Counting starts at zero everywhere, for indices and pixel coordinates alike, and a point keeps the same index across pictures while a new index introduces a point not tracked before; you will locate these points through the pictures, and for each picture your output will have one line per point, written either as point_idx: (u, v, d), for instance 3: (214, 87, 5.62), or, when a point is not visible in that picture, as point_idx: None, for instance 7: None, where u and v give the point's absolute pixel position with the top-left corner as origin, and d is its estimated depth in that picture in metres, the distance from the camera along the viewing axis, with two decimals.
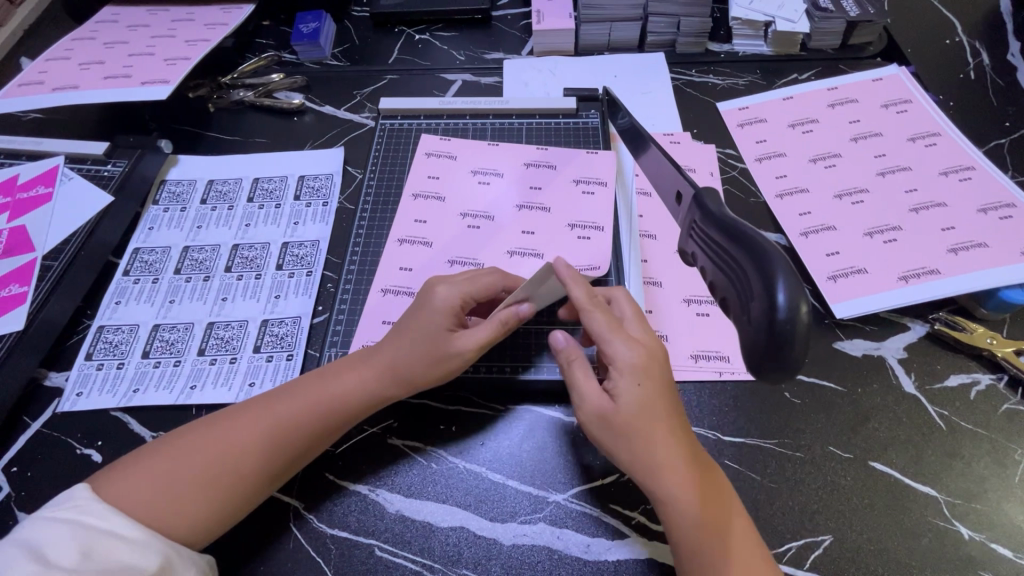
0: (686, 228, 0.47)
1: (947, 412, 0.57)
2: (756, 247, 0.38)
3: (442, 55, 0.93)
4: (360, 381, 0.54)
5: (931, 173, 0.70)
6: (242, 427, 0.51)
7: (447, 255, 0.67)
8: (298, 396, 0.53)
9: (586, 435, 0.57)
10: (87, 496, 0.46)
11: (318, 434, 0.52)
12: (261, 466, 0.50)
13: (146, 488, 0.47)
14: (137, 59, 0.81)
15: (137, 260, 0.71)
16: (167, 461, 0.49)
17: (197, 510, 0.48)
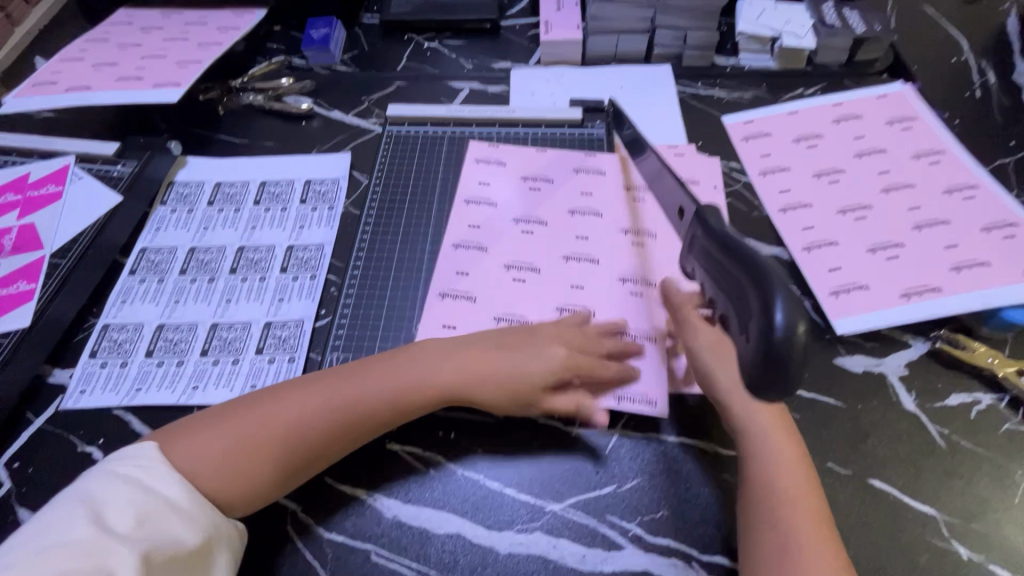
0: (688, 246, 0.47)
1: (947, 431, 0.57)
2: (752, 264, 0.38)
3: (450, 63, 0.94)
4: (432, 369, 0.58)
5: (935, 191, 0.71)
6: (313, 401, 0.55)
7: (505, 261, 0.68)
8: (369, 377, 0.57)
9: (584, 446, 0.57)
10: (148, 458, 0.49)
11: (386, 414, 0.56)
12: (326, 436, 0.53)
13: (218, 451, 0.51)
14: (150, 62, 0.83)
15: (143, 260, 0.72)
16: (226, 434, 0.52)
17: (262, 472, 0.51)
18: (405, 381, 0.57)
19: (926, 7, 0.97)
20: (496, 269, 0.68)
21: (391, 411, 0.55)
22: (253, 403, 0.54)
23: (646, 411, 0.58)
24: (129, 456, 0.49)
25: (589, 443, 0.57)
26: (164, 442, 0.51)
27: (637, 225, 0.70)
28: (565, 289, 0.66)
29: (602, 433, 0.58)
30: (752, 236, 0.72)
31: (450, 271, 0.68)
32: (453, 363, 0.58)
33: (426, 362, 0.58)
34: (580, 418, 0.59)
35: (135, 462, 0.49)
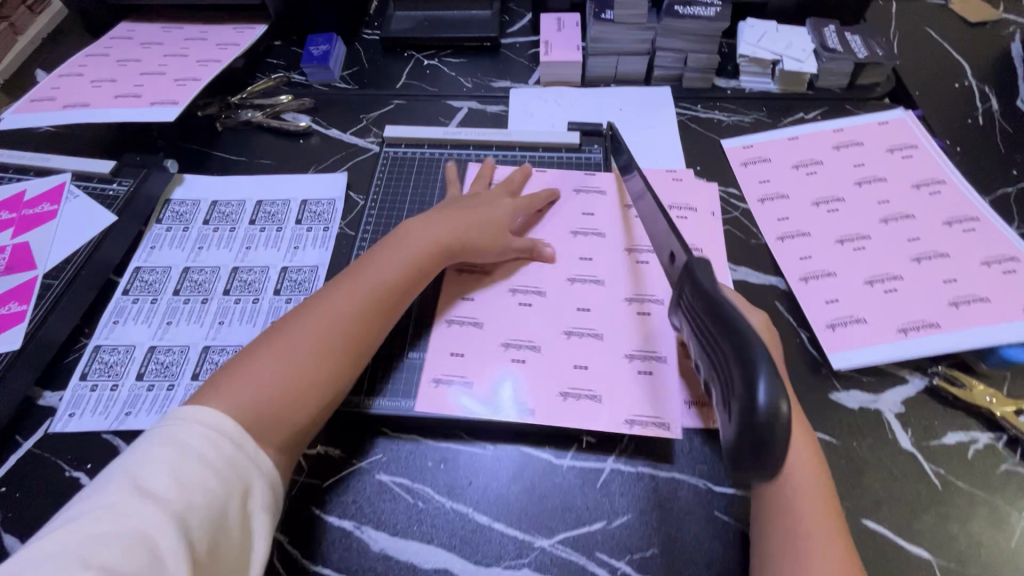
0: (676, 296, 0.46)
1: (943, 470, 0.56)
2: (734, 328, 0.36)
3: (450, 81, 0.94)
4: (424, 251, 0.64)
5: (935, 222, 0.70)
6: (324, 305, 0.58)
7: (508, 286, 0.68)
8: (367, 274, 0.61)
9: (575, 480, 0.57)
10: (192, 416, 0.48)
11: (402, 290, 0.62)
12: (354, 327, 0.58)
13: (258, 382, 0.52)
14: (148, 78, 0.83)
15: (137, 279, 0.72)
16: (272, 362, 0.53)
17: (312, 374, 0.54)
18: (407, 260, 0.63)
19: (929, 31, 0.97)
20: (501, 293, 0.67)
21: (411, 275, 0.62)
22: (281, 329, 0.56)
23: (662, 434, 0.57)
24: (173, 414, 0.48)
25: (580, 477, 0.57)
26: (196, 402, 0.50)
27: (632, 241, 0.71)
28: (571, 313, 0.65)
29: (594, 466, 0.57)
30: (750, 264, 0.71)
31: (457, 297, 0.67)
32: (440, 236, 0.65)
33: (415, 240, 0.65)
34: (572, 450, 0.58)
35: (178, 418, 0.47)
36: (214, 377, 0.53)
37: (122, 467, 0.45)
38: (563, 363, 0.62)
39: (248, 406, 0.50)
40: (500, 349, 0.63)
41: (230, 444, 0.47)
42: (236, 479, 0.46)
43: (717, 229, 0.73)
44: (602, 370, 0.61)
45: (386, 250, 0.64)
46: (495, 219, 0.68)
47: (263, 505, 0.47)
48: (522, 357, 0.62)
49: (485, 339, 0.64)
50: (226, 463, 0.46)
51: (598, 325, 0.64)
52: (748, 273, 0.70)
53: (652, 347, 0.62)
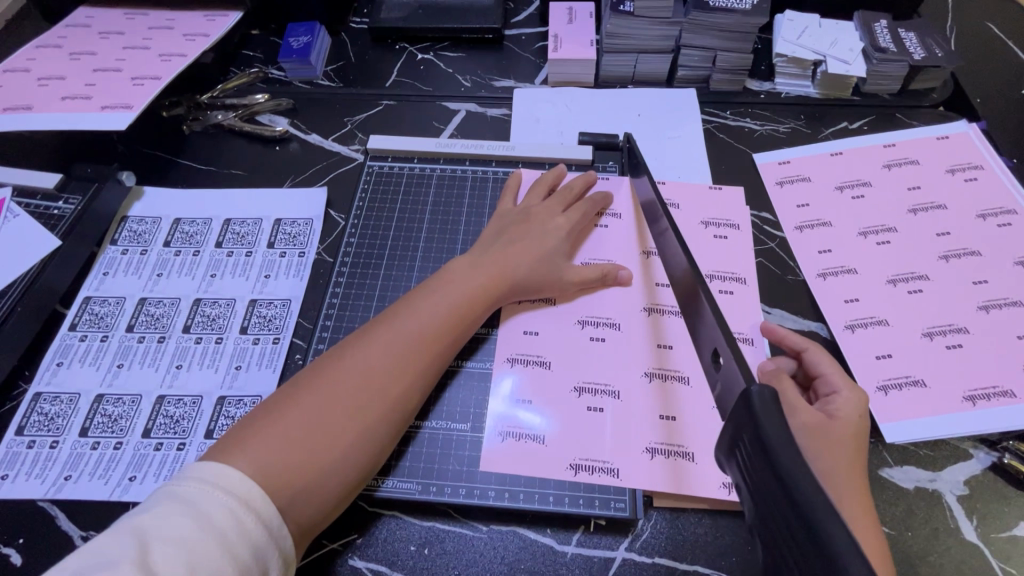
0: (725, 440, 0.36)
1: (1015, 570, 0.47)
2: (820, 534, 0.26)
3: (446, 79, 0.83)
4: (480, 287, 0.56)
5: (1005, 261, 0.60)
6: (373, 351, 0.51)
7: (575, 315, 0.59)
8: (421, 313, 0.53)
9: (580, 573, 0.48)
10: (215, 480, 0.41)
11: (454, 337, 0.54)
12: (403, 383, 0.50)
13: (290, 443, 0.45)
14: (102, 76, 0.73)
15: (86, 312, 0.63)
16: (307, 414, 0.46)
17: (349, 440, 0.47)
18: (460, 294, 0.55)
19: (990, 27, 0.85)
20: (567, 326, 0.59)
21: (465, 311, 0.55)
22: (320, 371, 0.50)
23: None
24: (195, 476, 0.41)
25: (586, 569, 0.48)
26: (221, 461, 0.43)
27: (654, 298, 0.60)
28: (650, 350, 0.57)
29: (603, 556, 0.49)
30: (786, 306, 0.61)
31: (516, 331, 0.59)
32: (495, 264, 0.58)
33: (468, 271, 0.57)
34: (577, 535, 0.50)
35: (200, 482, 0.41)
36: (241, 424, 0.47)
37: (125, 536, 0.37)
38: (646, 412, 0.54)
39: (275, 470, 0.43)
40: (574, 394, 0.55)
41: (252, 516, 0.40)
42: (254, 565, 0.39)
43: (749, 263, 0.64)
44: (624, 440, 0.52)
45: (437, 282, 0.56)
46: (555, 243, 0.60)
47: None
48: (599, 405, 0.54)
49: (553, 382, 0.56)
50: (246, 547, 0.39)
51: (681, 367, 0.56)
52: (783, 317, 0.61)
53: (677, 438, 0.52)
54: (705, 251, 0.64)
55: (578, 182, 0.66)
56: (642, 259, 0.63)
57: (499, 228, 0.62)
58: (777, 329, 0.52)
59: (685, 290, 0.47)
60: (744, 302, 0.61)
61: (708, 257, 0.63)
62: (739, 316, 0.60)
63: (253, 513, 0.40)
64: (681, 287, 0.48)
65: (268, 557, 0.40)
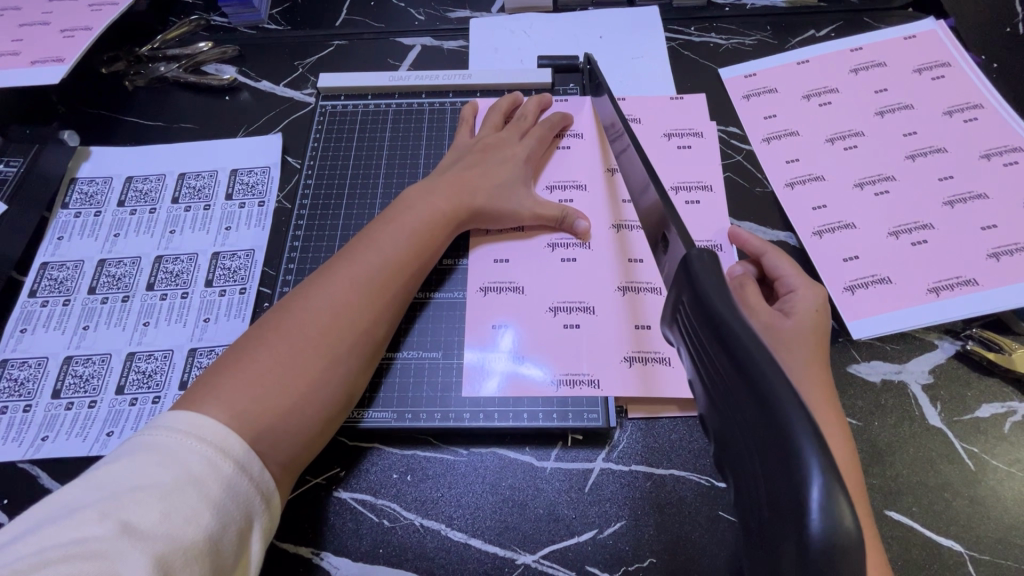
0: (669, 307, 0.38)
1: (977, 449, 0.49)
2: (758, 395, 0.27)
3: (399, 14, 0.79)
4: (440, 219, 0.55)
5: (971, 155, 0.60)
6: (333, 289, 0.50)
7: (546, 239, 0.59)
8: (380, 249, 0.53)
9: (560, 485, 0.49)
10: (183, 426, 0.41)
11: (414, 270, 0.53)
12: (367, 317, 0.50)
13: (259, 384, 0.45)
14: (29, 30, 0.68)
15: (45, 277, 0.62)
16: (273, 355, 0.46)
17: (320, 377, 0.47)
18: (419, 224, 0.54)
19: None
20: (538, 250, 0.58)
21: (426, 241, 0.54)
22: (285, 313, 0.49)
23: None
24: (165, 426, 0.41)
25: (565, 481, 0.49)
26: (189, 408, 0.43)
27: (619, 214, 0.59)
28: (622, 265, 0.57)
29: (582, 468, 0.50)
30: (755, 218, 0.61)
31: (487, 260, 0.58)
32: (456, 192, 0.56)
33: (426, 201, 0.56)
34: (556, 451, 0.51)
35: (171, 431, 0.41)
36: (208, 373, 0.46)
37: (97, 487, 0.38)
38: (622, 323, 0.54)
39: (247, 411, 0.43)
40: (549, 314, 0.55)
41: (227, 460, 0.40)
42: (234, 505, 0.40)
43: (717, 177, 0.63)
44: (601, 353, 0.53)
45: (395, 215, 0.55)
46: (516, 174, 0.59)
47: (258, 534, 0.41)
48: (576, 322, 0.54)
49: (527, 306, 0.55)
50: (220, 487, 0.39)
51: (653, 278, 0.56)
52: (752, 229, 0.60)
53: (651, 346, 0.53)
54: (673, 164, 0.63)
55: (533, 106, 0.64)
56: (607, 176, 0.62)
57: (456, 160, 0.60)
58: (744, 234, 0.52)
59: (647, 199, 0.47)
60: (711, 210, 0.60)
61: (673, 174, 0.62)
62: (707, 226, 0.59)
63: (228, 458, 0.41)
64: (645, 201, 0.48)
65: (249, 495, 0.41)
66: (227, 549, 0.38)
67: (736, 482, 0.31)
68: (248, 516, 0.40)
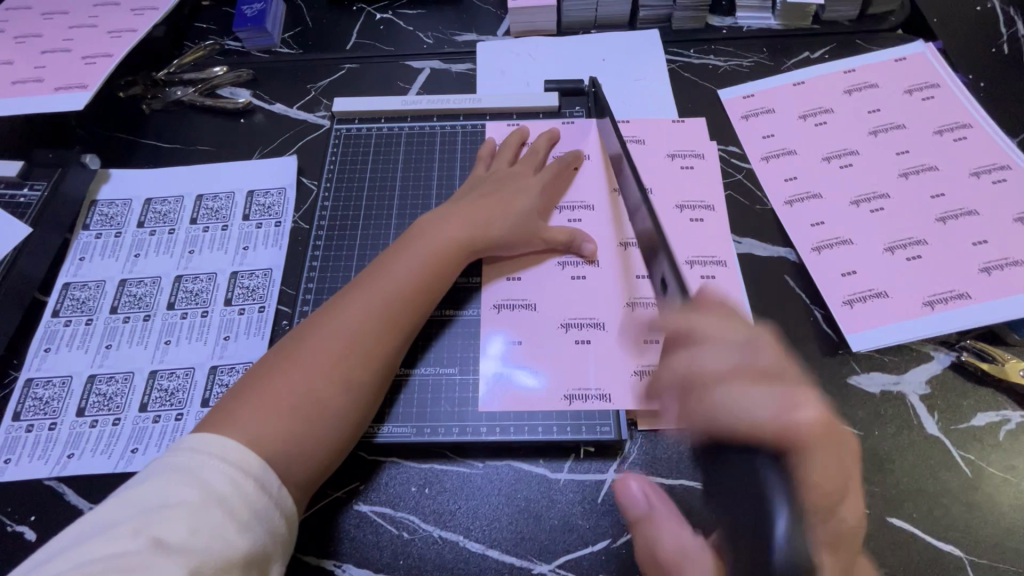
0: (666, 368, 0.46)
1: (973, 457, 0.51)
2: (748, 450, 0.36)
3: (407, 38, 0.82)
4: (451, 244, 0.57)
5: (961, 173, 0.63)
6: (348, 315, 0.52)
7: (557, 257, 0.61)
8: (393, 275, 0.55)
9: (574, 497, 0.51)
10: (207, 447, 0.43)
11: (427, 293, 0.55)
12: (382, 340, 0.52)
13: (279, 408, 0.46)
14: (52, 58, 0.71)
15: (67, 298, 0.63)
16: (292, 380, 0.48)
17: (337, 400, 0.48)
18: (431, 250, 0.56)
19: None
20: (549, 268, 0.60)
21: (437, 266, 0.56)
22: (302, 338, 0.51)
23: None
24: (189, 446, 0.43)
25: (578, 493, 0.51)
26: (213, 431, 0.45)
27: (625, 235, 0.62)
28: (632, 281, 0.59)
29: (595, 479, 0.51)
30: (756, 235, 0.63)
31: (499, 278, 0.60)
32: (466, 219, 0.59)
33: (437, 228, 0.58)
34: (569, 463, 0.52)
35: (195, 450, 0.42)
36: (229, 396, 0.48)
37: (127, 505, 0.40)
38: (633, 338, 0.56)
39: (269, 435, 0.45)
40: (561, 330, 0.57)
41: (249, 480, 0.42)
42: (257, 523, 0.41)
43: (718, 196, 0.65)
44: (612, 367, 0.55)
45: (407, 242, 0.57)
46: (525, 197, 0.61)
47: (279, 551, 0.43)
48: (586, 338, 0.56)
49: (539, 322, 0.57)
50: (243, 504, 0.41)
51: None
52: (754, 245, 0.63)
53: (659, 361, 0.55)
54: (677, 184, 0.65)
55: (544, 137, 0.67)
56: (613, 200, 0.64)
57: (471, 188, 0.63)
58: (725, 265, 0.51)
59: None
60: (715, 228, 0.63)
61: (678, 193, 0.65)
62: (710, 244, 0.62)
63: (250, 477, 0.42)
64: None
65: (270, 513, 0.42)
66: (251, 564, 0.40)
67: (715, 505, 0.40)
68: (270, 534, 0.42)
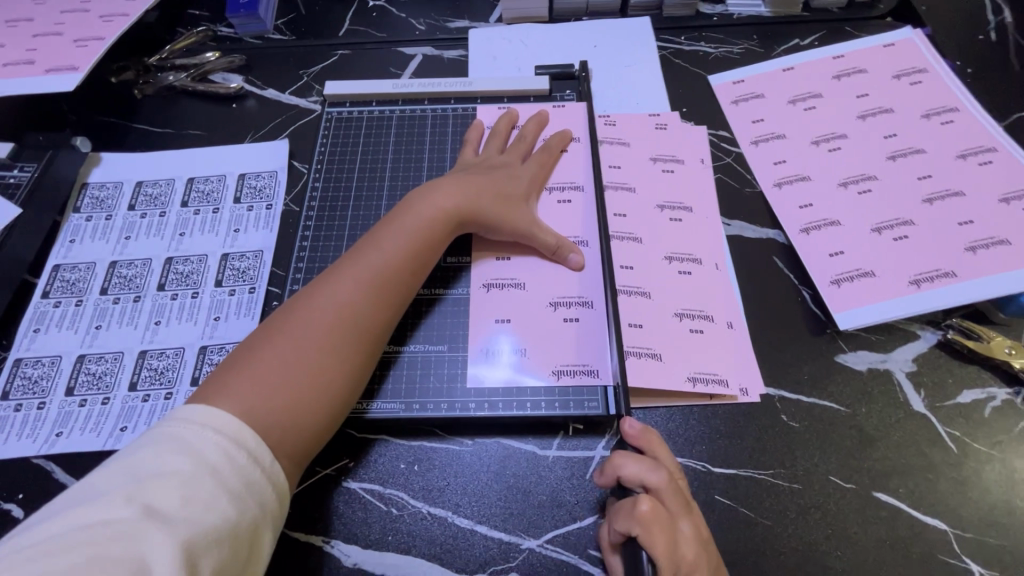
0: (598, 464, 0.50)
1: (959, 433, 0.52)
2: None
3: (400, 24, 0.82)
4: (442, 219, 0.57)
5: (947, 155, 0.63)
6: (339, 288, 0.52)
7: None
8: (383, 249, 0.55)
9: (562, 472, 0.51)
10: (200, 417, 0.43)
11: (418, 268, 0.56)
12: (373, 314, 0.52)
13: (271, 379, 0.47)
14: (43, 41, 0.71)
15: (57, 279, 0.63)
16: (283, 352, 0.48)
17: (328, 371, 0.49)
18: (419, 226, 0.56)
19: None
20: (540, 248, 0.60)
21: (426, 243, 0.56)
22: (290, 315, 0.51)
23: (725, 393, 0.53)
24: (183, 417, 0.43)
25: (567, 469, 0.51)
26: (204, 402, 0.45)
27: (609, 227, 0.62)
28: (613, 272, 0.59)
29: (584, 456, 0.52)
30: (745, 217, 0.64)
31: (489, 257, 0.60)
32: (453, 194, 0.58)
33: (425, 203, 0.58)
34: (558, 440, 0.53)
35: (190, 422, 0.42)
36: (218, 371, 0.48)
37: (120, 474, 0.40)
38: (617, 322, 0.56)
39: (261, 405, 0.45)
40: (550, 309, 0.57)
41: (241, 452, 0.42)
42: (250, 495, 0.41)
43: (707, 179, 0.66)
44: (600, 346, 0.55)
45: (394, 218, 0.57)
46: (513, 175, 0.62)
47: (271, 524, 0.43)
48: (574, 316, 0.56)
49: (529, 301, 0.58)
50: (236, 475, 0.41)
51: (645, 283, 0.58)
52: (743, 227, 0.63)
53: (644, 343, 0.55)
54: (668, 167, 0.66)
55: (534, 120, 0.67)
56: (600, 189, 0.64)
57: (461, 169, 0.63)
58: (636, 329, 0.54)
59: None
60: (704, 211, 0.63)
61: (668, 178, 0.65)
62: (700, 227, 0.62)
63: (242, 449, 0.42)
64: None
65: (263, 486, 0.42)
66: (243, 536, 0.40)
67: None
68: (261, 506, 0.42)
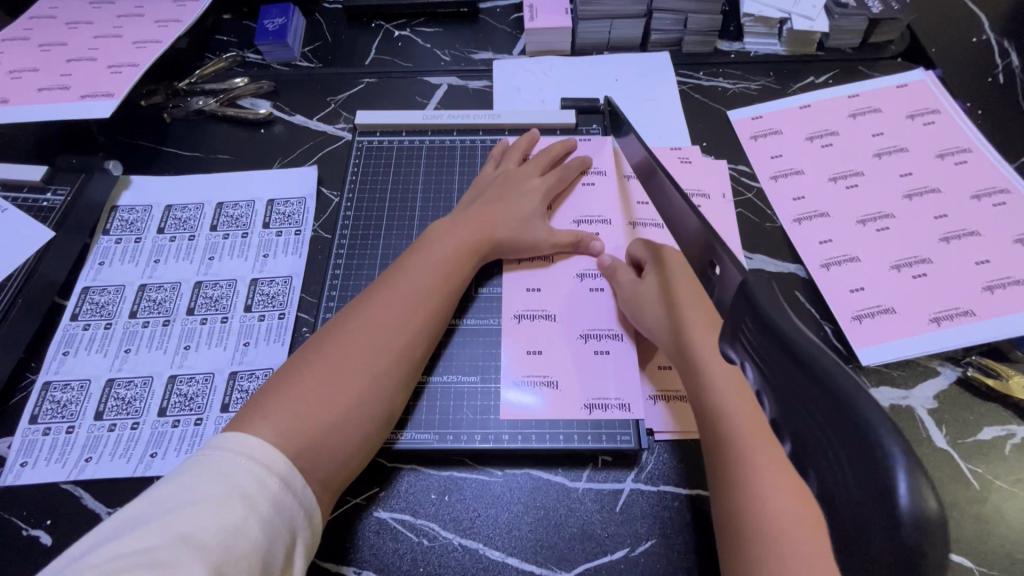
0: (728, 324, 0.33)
1: (981, 470, 0.53)
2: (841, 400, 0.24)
3: (425, 54, 0.84)
4: (471, 251, 0.59)
5: (962, 195, 0.65)
6: (376, 316, 0.53)
7: (575, 269, 0.62)
8: (417, 278, 0.56)
9: (592, 505, 0.51)
10: (232, 445, 0.43)
11: (449, 294, 0.57)
12: (409, 341, 0.53)
13: (307, 406, 0.47)
14: (78, 66, 0.72)
15: (86, 302, 0.64)
16: (321, 378, 0.49)
17: (365, 399, 0.49)
18: (445, 257, 0.58)
19: None
20: (568, 280, 0.62)
21: (452, 273, 0.57)
22: (328, 341, 0.52)
23: None
24: (216, 445, 0.43)
25: (597, 501, 0.52)
26: (243, 430, 0.45)
27: None
28: None
29: (614, 488, 0.52)
30: (766, 251, 0.65)
31: (519, 288, 0.61)
32: (482, 225, 0.60)
33: (454, 233, 0.60)
34: (587, 472, 0.53)
35: (222, 449, 0.43)
36: (255, 398, 0.48)
37: (153, 504, 0.40)
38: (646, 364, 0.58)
39: (297, 433, 0.45)
40: (580, 341, 0.58)
41: (274, 480, 0.42)
42: (281, 521, 0.41)
43: (728, 214, 0.67)
44: (631, 381, 0.56)
45: (422, 249, 0.59)
46: (537, 205, 0.63)
47: (301, 551, 0.42)
48: (605, 348, 0.58)
49: (558, 332, 0.59)
50: (267, 501, 0.41)
51: None
52: (765, 261, 0.65)
53: (673, 385, 0.57)
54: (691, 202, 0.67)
55: (557, 147, 0.69)
56: (628, 228, 0.65)
57: (476, 197, 0.65)
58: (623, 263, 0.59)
59: (698, 256, 0.45)
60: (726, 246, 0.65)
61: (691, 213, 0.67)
62: None
63: (274, 476, 0.42)
64: (693, 251, 0.46)
65: (293, 512, 0.42)
66: (276, 562, 0.40)
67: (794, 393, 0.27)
68: (292, 534, 0.42)
